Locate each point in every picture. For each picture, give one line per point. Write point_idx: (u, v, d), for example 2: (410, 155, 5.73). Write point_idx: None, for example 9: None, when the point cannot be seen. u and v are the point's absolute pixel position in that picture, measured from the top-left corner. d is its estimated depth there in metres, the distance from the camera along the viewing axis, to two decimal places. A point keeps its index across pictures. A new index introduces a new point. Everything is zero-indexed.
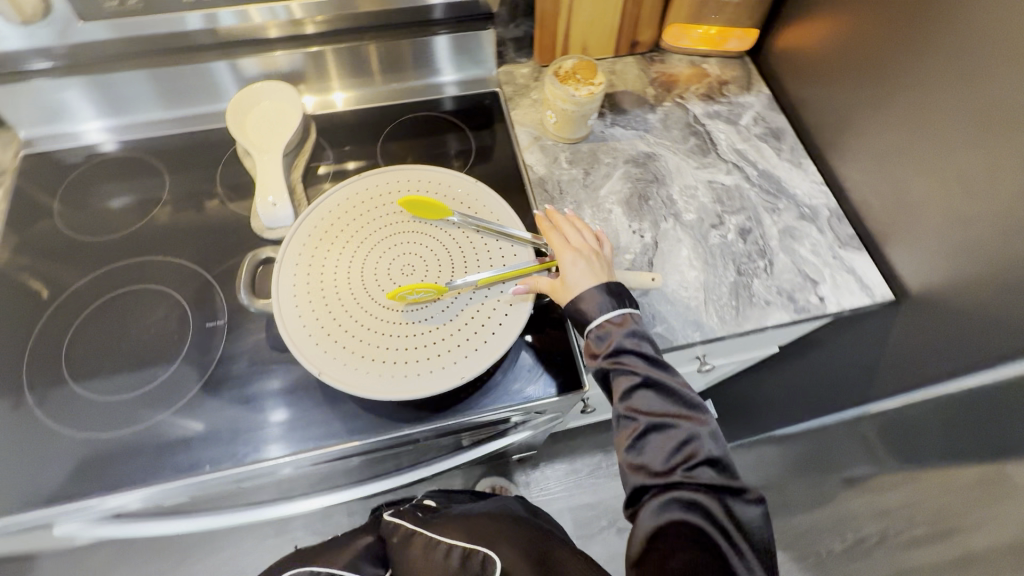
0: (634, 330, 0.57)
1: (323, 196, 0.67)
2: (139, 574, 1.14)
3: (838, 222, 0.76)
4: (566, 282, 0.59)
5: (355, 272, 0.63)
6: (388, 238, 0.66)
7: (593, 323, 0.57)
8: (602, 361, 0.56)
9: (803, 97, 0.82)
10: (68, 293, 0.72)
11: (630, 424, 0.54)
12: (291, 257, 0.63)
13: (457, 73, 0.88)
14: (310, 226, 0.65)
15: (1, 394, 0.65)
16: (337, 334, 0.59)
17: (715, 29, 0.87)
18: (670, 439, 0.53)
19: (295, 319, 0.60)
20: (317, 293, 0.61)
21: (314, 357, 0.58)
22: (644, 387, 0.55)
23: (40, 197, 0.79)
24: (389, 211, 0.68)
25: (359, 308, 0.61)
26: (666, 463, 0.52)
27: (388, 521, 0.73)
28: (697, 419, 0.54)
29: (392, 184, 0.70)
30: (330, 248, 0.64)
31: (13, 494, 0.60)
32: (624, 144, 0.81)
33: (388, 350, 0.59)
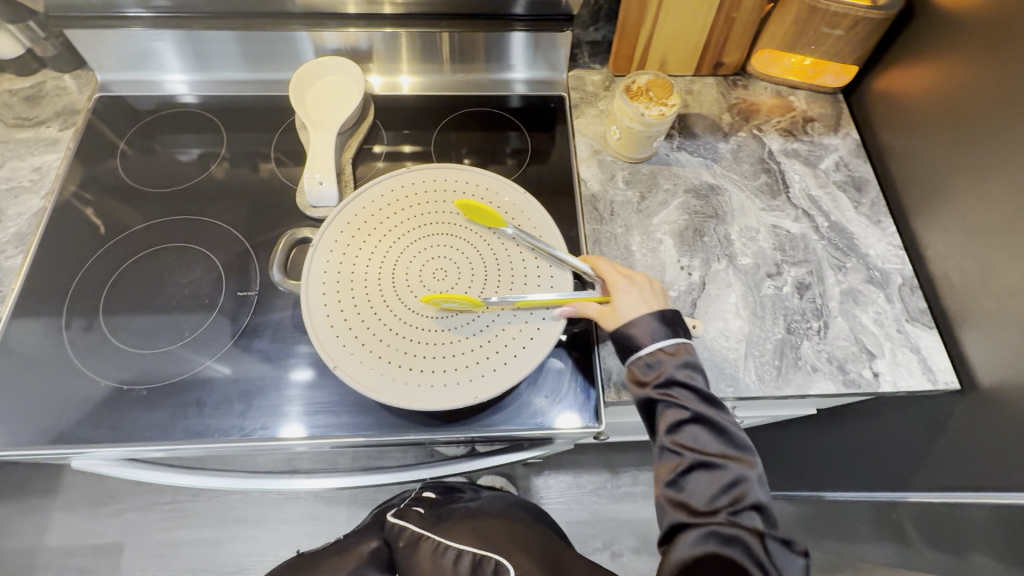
0: (686, 362, 0.54)
1: (369, 186, 0.67)
2: (149, 503, 1.19)
3: (910, 293, 0.69)
4: (616, 305, 0.58)
5: (386, 269, 0.62)
6: (425, 239, 0.64)
7: (641, 353, 0.55)
8: (650, 390, 0.54)
9: (897, 149, 0.74)
10: (119, 237, 0.74)
11: (673, 458, 0.52)
12: (327, 244, 0.63)
13: (525, 72, 0.85)
14: (350, 215, 0.65)
15: (44, 325, 0.68)
16: (359, 330, 0.59)
17: (810, 61, 0.81)
18: (718, 479, 0.50)
19: (320, 308, 0.60)
20: (346, 283, 0.61)
21: (333, 350, 0.58)
22: (693, 422, 0.52)
23: (110, 137, 0.81)
24: (431, 211, 0.66)
25: (384, 307, 0.60)
26: (710, 503, 0.50)
27: (391, 522, 0.71)
28: (747, 461, 0.51)
29: (438, 181, 0.68)
30: (366, 240, 0.64)
31: (40, 423, 0.63)
32: (687, 171, 0.77)
33: (405, 354, 0.58)
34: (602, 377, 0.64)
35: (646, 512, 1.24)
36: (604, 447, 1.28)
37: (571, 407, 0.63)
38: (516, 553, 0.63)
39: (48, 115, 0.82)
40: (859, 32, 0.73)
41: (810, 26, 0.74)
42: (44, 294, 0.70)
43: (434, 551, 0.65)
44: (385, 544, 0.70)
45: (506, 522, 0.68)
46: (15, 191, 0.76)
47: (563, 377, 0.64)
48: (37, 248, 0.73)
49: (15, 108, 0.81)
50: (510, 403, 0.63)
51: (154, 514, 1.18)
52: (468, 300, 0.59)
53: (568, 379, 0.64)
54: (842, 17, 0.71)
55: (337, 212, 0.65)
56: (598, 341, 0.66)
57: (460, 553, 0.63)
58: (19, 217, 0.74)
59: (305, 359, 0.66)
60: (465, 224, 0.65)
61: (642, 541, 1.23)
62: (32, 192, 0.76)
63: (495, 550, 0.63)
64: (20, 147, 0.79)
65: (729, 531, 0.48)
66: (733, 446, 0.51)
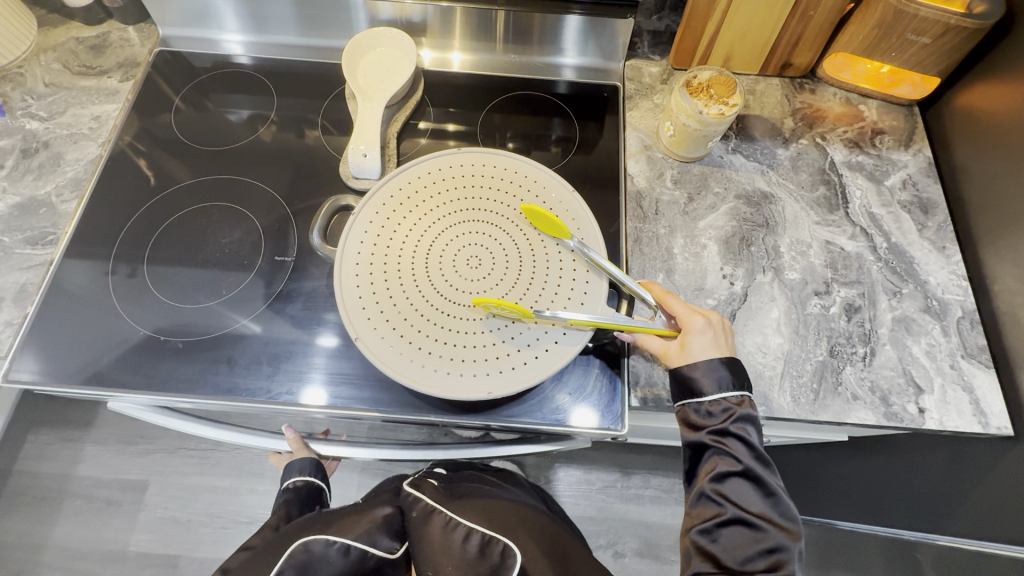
0: (746, 416, 0.53)
1: (417, 163, 0.66)
2: (173, 447, 1.24)
3: (969, 328, 0.64)
4: (688, 348, 0.56)
5: (421, 249, 0.62)
6: (463, 223, 0.63)
7: (706, 399, 0.54)
8: (703, 435, 0.53)
9: (976, 171, 0.68)
10: (169, 190, 0.76)
11: (714, 507, 0.51)
12: (368, 215, 0.63)
13: (580, 57, 0.82)
14: (396, 188, 0.64)
15: (92, 269, 0.71)
16: (385, 305, 0.59)
17: (888, 69, 0.75)
18: (757, 541, 0.50)
19: (352, 278, 0.60)
20: (380, 258, 0.61)
21: (357, 321, 0.58)
22: (743, 477, 0.51)
23: (167, 92, 0.83)
24: (474, 196, 0.65)
25: (414, 287, 0.60)
26: (742, 563, 0.49)
27: (405, 491, 0.61)
28: (790, 531, 0.50)
29: (484, 166, 0.66)
30: (406, 216, 0.63)
31: (84, 362, 0.66)
32: (741, 175, 0.73)
33: (427, 338, 0.58)
34: (628, 378, 0.63)
35: (653, 516, 1.23)
36: (617, 447, 1.26)
37: (595, 405, 0.62)
38: (527, 540, 0.56)
39: (109, 66, 0.83)
40: (949, 41, 0.67)
41: (895, 30, 0.68)
42: (94, 240, 0.72)
43: (445, 527, 0.57)
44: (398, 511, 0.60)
45: (520, 509, 0.61)
46: (75, 137, 0.78)
47: (589, 374, 0.63)
48: (91, 195, 0.75)
49: (80, 56, 0.83)
50: (532, 396, 0.63)
51: (178, 458, 1.24)
52: (521, 310, 0.57)
53: (595, 377, 0.63)
54: (932, 23, 0.66)
55: (382, 185, 0.64)
56: (628, 352, 0.64)
57: (471, 531, 0.56)
58: (77, 163, 0.77)
59: (334, 331, 0.67)
60: (506, 213, 0.64)
61: (646, 544, 1.21)
62: (90, 139, 0.78)
63: (505, 534, 0.56)
64: (82, 95, 0.81)
65: None
66: (780, 513, 0.50)
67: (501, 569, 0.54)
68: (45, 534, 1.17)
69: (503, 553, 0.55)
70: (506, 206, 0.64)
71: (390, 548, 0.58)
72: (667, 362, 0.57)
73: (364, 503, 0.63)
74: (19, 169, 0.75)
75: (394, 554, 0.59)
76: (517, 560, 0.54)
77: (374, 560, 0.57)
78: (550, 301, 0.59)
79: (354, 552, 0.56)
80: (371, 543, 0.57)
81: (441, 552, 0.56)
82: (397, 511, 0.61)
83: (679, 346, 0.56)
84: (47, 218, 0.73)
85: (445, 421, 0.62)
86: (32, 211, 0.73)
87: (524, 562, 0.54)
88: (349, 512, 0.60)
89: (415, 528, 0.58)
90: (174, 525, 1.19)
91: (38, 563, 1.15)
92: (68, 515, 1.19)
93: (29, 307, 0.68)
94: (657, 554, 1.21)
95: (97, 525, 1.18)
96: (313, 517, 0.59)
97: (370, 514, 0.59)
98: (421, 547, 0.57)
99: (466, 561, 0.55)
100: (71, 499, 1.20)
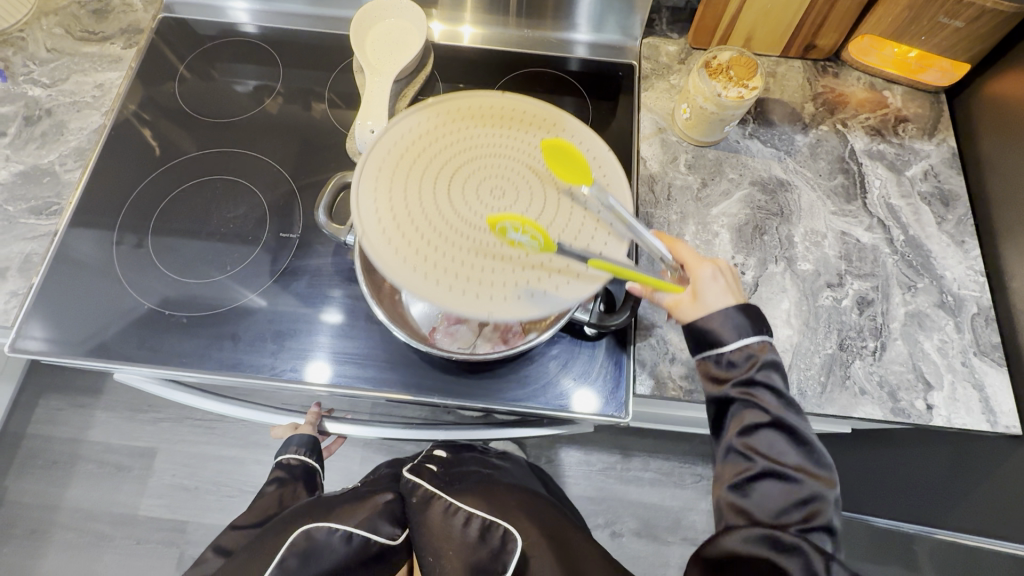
0: (771, 362, 0.51)
1: (408, 115, 0.56)
2: (179, 417, 1.26)
3: (984, 324, 0.63)
4: (702, 298, 0.53)
5: (444, 194, 0.53)
6: (497, 151, 0.55)
7: (727, 349, 0.52)
8: (729, 387, 0.51)
9: (1002, 163, 0.66)
10: (175, 160, 0.75)
11: (743, 461, 0.49)
12: (371, 179, 0.53)
13: (595, 34, 0.79)
14: (393, 142, 0.55)
15: (97, 239, 0.70)
16: (403, 218, 0.51)
17: (915, 53, 0.72)
18: (791, 493, 0.47)
19: (369, 188, 0.52)
20: (404, 171, 0.54)
21: (403, 278, 0.49)
22: (774, 428, 0.49)
23: (171, 60, 0.81)
24: (484, 133, 0.56)
25: (436, 205, 0.52)
26: (777, 517, 0.47)
27: (405, 478, 0.63)
28: (827, 481, 0.48)
29: (484, 108, 0.57)
30: (440, 134, 0.56)
31: (88, 332, 0.65)
32: (757, 161, 0.71)
33: (444, 255, 0.50)
34: (633, 367, 0.62)
35: (652, 497, 1.24)
36: (619, 429, 1.27)
37: (598, 392, 0.62)
38: (526, 524, 0.56)
39: (113, 32, 0.82)
40: (983, 24, 0.64)
41: (926, 13, 0.66)
42: (98, 211, 0.72)
43: (445, 512, 0.58)
44: (399, 498, 0.62)
45: (519, 493, 0.61)
46: (78, 105, 0.77)
47: (595, 359, 0.63)
48: (93, 165, 0.74)
49: (82, 20, 0.81)
50: (536, 380, 0.63)
51: (184, 428, 1.25)
52: (544, 239, 0.50)
53: (600, 363, 0.63)
54: (966, 6, 0.63)
55: (372, 145, 0.54)
56: (632, 340, 0.63)
57: (471, 516, 0.56)
58: (81, 132, 0.76)
59: (340, 309, 0.66)
60: (522, 148, 0.56)
61: (644, 525, 1.23)
62: (93, 108, 0.77)
63: (505, 517, 0.56)
64: (85, 61, 0.79)
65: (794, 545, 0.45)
66: (816, 463, 0.48)
67: (501, 553, 0.54)
68: (57, 496, 1.20)
69: (504, 537, 0.55)
70: (521, 143, 0.56)
71: (392, 535, 0.59)
72: (679, 315, 0.55)
73: (365, 490, 0.64)
74: (22, 136, 0.74)
75: (395, 540, 0.59)
76: (517, 543, 0.54)
77: (376, 547, 0.58)
78: (587, 241, 0.52)
79: (356, 540, 0.56)
80: (373, 530, 0.58)
81: (441, 537, 0.56)
82: (399, 498, 0.62)
83: (692, 298, 0.54)
84: (51, 188, 0.72)
85: (448, 403, 0.63)
86: (35, 179, 0.72)
87: (524, 545, 0.54)
88: (347, 500, 0.60)
89: (415, 514, 0.59)
90: (181, 492, 1.21)
91: (50, 524, 1.18)
92: (78, 479, 1.21)
93: (34, 277, 0.67)
94: (655, 535, 1.22)
95: (107, 489, 1.21)
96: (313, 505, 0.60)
97: (371, 501, 0.60)
98: (422, 532, 0.58)
99: (467, 545, 0.55)
100: (81, 463, 1.22)
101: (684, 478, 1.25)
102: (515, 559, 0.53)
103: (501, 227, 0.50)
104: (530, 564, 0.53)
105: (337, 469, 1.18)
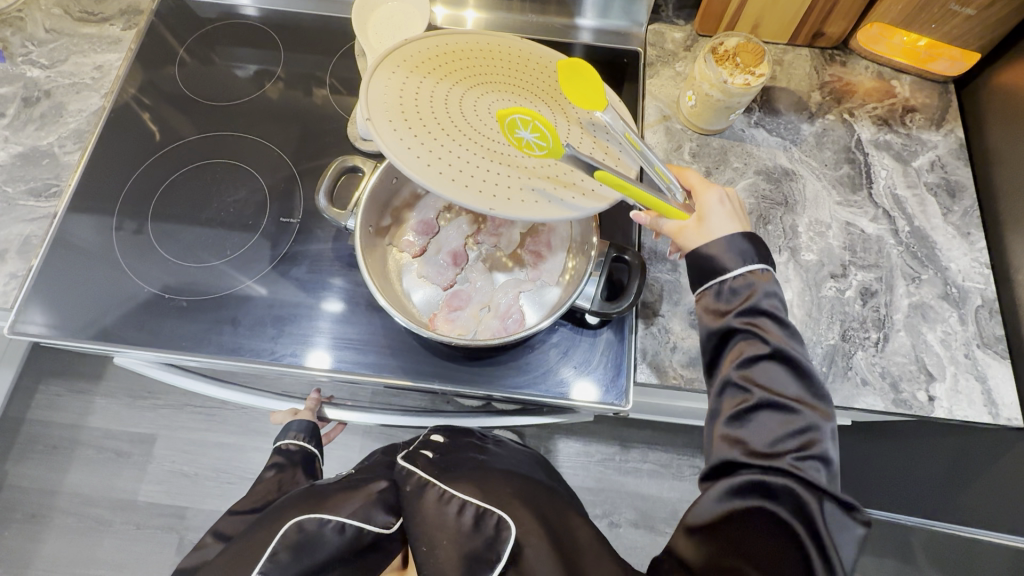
0: (771, 291, 0.50)
1: (378, 74, 0.51)
2: (180, 403, 1.26)
3: (988, 317, 0.63)
4: (707, 220, 0.54)
5: (460, 117, 0.50)
6: (487, 74, 0.53)
7: (729, 276, 0.51)
8: (732, 318, 0.50)
9: (1011, 153, 0.65)
10: (175, 144, 0.75)
11: (740, 394, 0.48)
12: (388, 138, 0.47)
13: (599, 19, 0.79)
14: (382, 101, 0.49)
15: (97, 223, 0.70)
16: (443, 153, 0.48)
17: (925, 42, 0.71)
18: (788, 422, 0.46)
19: (393, 134, 0.47)
20: (414, 111, 0.49)
21: (467, 197, 0.46)
22: (773, 360, 0.48)
23: (171, 43, 0.80)
24: (463, 64, 0.53)
25: (465, 132, 0.49)
26: (772, 446, 0.46)
27: (399, 465, 0.60)
28: (823, 412, 0.47)
29: (446, 48, 0.54)
30: (428, 72, 0.52)
31: (86, 315, 0.65)
32: (762, 150, 0.70)
33: (499, 176, 0.48)
34: (635, 356, 0.62)
35: (649, 489, 1.25)
36: (617, 421, 1.27)
37: (597, 381, 0.62)
38: (520, 511, 0.53)
39: (112, 14, 0.81)
40: (995, 12, 0.63)
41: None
42: (97, 194, 0.71)
43: (439, 500, 0.55)
44: (393, 487, 0.59)
45: (515, 482, 0.58)
46: (77, 86, 0.76)
47: (595, 347, 0.63)
48: (93, 147, 0.73)
49: (81, 1, 0.80)
50: (536, 368, 0.63)
51: (184, 414, 1.26)
52: (551, 138, 0.49)
53: (600, 352, 0.63)
54: None
55: (364, 109, 0.48)
56: (634, 331, 0.62)
57: (465, 503, 0.54)
58: (80, 114, 0.75)
59: (342, 295, 0.66)
60: (501, 72, 0.54)
61: (641, 516, 1.23)
62: (92, 90, 0.76)
63: (500, 506, 0.53)
64: (84, 42, 0.79)
65: (788, 475, 0.45)
66: (813, 394, 0.47)
67: (495, 543, 0.51)
68: (58, 480, 1.20)
69: (497, 525, 0.52)
70: (495, 67, 0.54)
71: (386, 524, 0.56)
72: (683, 241, 0.55)
73: (358, 478, 0.62)
74: (21, 118, 0.73)
75: (389, 529, 0.57)
76: (512, 533, 0.51)
77: (369, 537, 0.56)
78: (597, 150, 0.51)
79: (348, 530, 0.54)
80: (366, 519, 0.55)
81: (434, 526, 0.53)
82: (393, 487, 0.59)
83: (696, 223, 0.54)
84: (50, 169, 0.72)
85: (448, 390, 0.62)
86: (34, 161, 0.71)
87: (518, 535, 0.51)
88: (340, 489, 0.58)
89: (408, 502, 0.56)
90: (181, 478, 1.22)
91: (50, 508, 1.18)
92: (78, 464, 1.22)
93: (33, 259, 0.67)
94: (652, 525, 1.23)
95: (107, 475, 1.21)
96: (306, 494, 0.58)
97: (365, 490, 0.58)
98: (413, 521, 0.55)
99: (459, 534, 0.52)
100: (81, 449, 1.22)
101: (682, 470, 1.26)
102: (508, 551, 0.50)
103: (509, 121, 0.50)
104: (524, 554, 0.51)
105: (336, 457, 1.18)
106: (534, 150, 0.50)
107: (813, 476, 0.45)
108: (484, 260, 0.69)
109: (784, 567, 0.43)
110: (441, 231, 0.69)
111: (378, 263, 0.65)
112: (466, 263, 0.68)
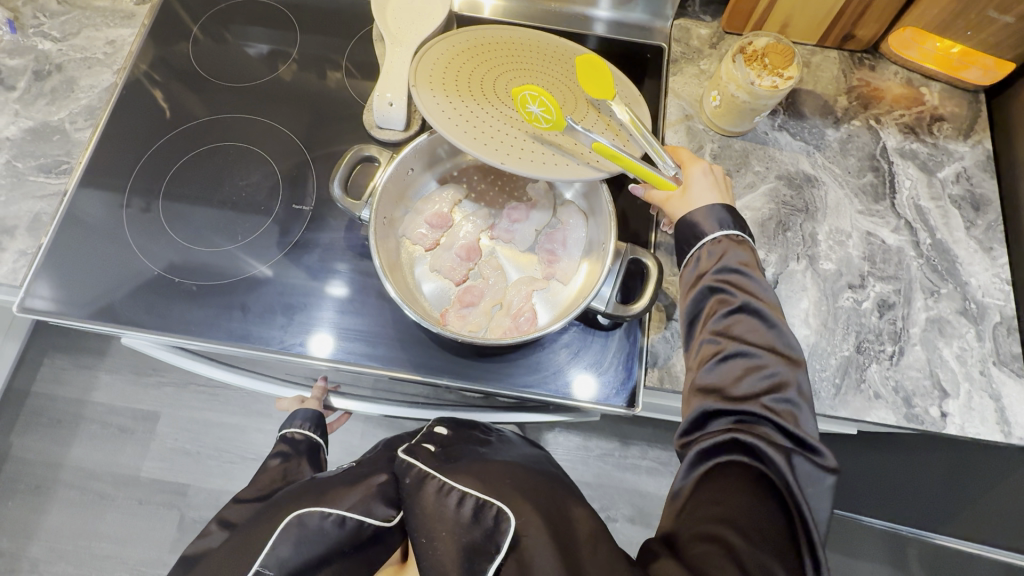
0: (747, 250, 0.50)
1: (420, 81, 0.53)
2: (183, 382, 1.26)
3: (1006, 334, 0.62)
4: (686, 191, 0.54)
5: (493, 94, 0.55)
6: (515, 62, 0.58)
7: (707, 240, 0.51)
8: (708, 275, 0.50)
9: None
10: (187, 123, 0.73)
11: (714, 347, 0.48)
12: (441, 122, 0.51)
13: (614, 11, 0.77)
14: (433, 99, 0.53)
15: (106, 201, 0.69)
16: (481, 125, 0.53)
17: (958, 49, 0.69)
18: (759, 371, 0.45)
19: (437, 108, 0.52)
20: (454, 90, 0.54)
21: (506, 161, 0.51)
22: (746, 313, 0.47)
23: (184, 19, 0.79)
24: (490, 54, 0.57)
25: (500, 108, 0.54)
26: (744, 396, 0.45)
27: (399, 458, 0.58)
28: (794, 361, 0.46)
29: (459, 49, 0.57)
30: (465, 60, 0.56)
31: (94, 295, 0.64)
32: (785, 155, 0.69)
33: (533, 144, 0.53)
34: (646, 360, 0.61)
35: (647, 486, 1.25)
36: (619, 417, 1.27)
37: (607, 382, 0.61)
38: (521, 502, 0.51)
39: None
40: None
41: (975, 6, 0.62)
42: (109, 171, 0.70)
43: (439, 492, 0.54)
44: (393, 479, 0.58)
45: (517, 471, 0.57)
46: (90, 61, 0.75)
47: (607, 349, 0.62)
48: (105, 124, 0.72)
49: None
50: (547, 367, 0.62)
51: (188, 393, 1.26)
52: (556, 113, 0.53)
53: (611, 354, 0.62)
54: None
55: (419, 103, 0.52)
56: (646, 334, 0.62)
57: (464, 495, 0.53)
58: (91, 89, 0.74)
59: (352, 285, 0.65)
60: (528, 59, 0.58)
61: (638, 512, 1.24)
62: (105, 65, 0.75)
63: (500, 497, 0.52)
64: (96, 16, 0.77)
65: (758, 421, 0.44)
66: (784, 343, 0.46)
67: (494, 534, 0.50)
68: (62, 453, 1.21)
69: (497, 517, 0.51)
70: (504, 55, 0.58)
71: (386, 517, 0.56)
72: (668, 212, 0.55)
73: (360, 470, 0.61)
74: (31, 91, 0.72)
75: (390, 522, 0.56)
76: (510, 525, 0.50)
77: (370, 530, 0.55)
78: (608, 130, 0.55)
79: (349, 524, 0.54)
80: (366, 513, 0.55)
81: (434, 518, 0.53)
82: (394, 479, 0.58)
83: (681, 193, 0.54)
84: (61, 146, 0.71)
85: (455, 387, 0.62)
86: (45, 136, 0.70)
87: (518, 526, 0.50)
88: (342, 482, 0.58)
89: (408, 496, 0.55)
90: (183, 456, 1.23)
91: (54, 480, 1.20)
92: (82, 438, 1.22)
93: (43, 237, 0.66)
94: (648, 522, 1.24)
95: (110, 450, 1.22)
96: (307, 488, 0.58)
97: (365, 483, 0.57)
98: (414, 514, 0.54)
99: (460, 526, 0.52)
100: (85, 423, 1.23)
101: None
102: (507, 543, 0.49)
103: (521, 97, 0.54)
104: (524, 543, 0.49)
105: (337, 442, 1.19)
106: (542, 124, 0.53)
107: (784, 423, 0.44)
108: (498, 255, 0.68)
109: (762, 524, 0.40)
110: (455, 225, 0.68)
111: (390, 255, 0.64)
112: (480, 257, 0.67)
